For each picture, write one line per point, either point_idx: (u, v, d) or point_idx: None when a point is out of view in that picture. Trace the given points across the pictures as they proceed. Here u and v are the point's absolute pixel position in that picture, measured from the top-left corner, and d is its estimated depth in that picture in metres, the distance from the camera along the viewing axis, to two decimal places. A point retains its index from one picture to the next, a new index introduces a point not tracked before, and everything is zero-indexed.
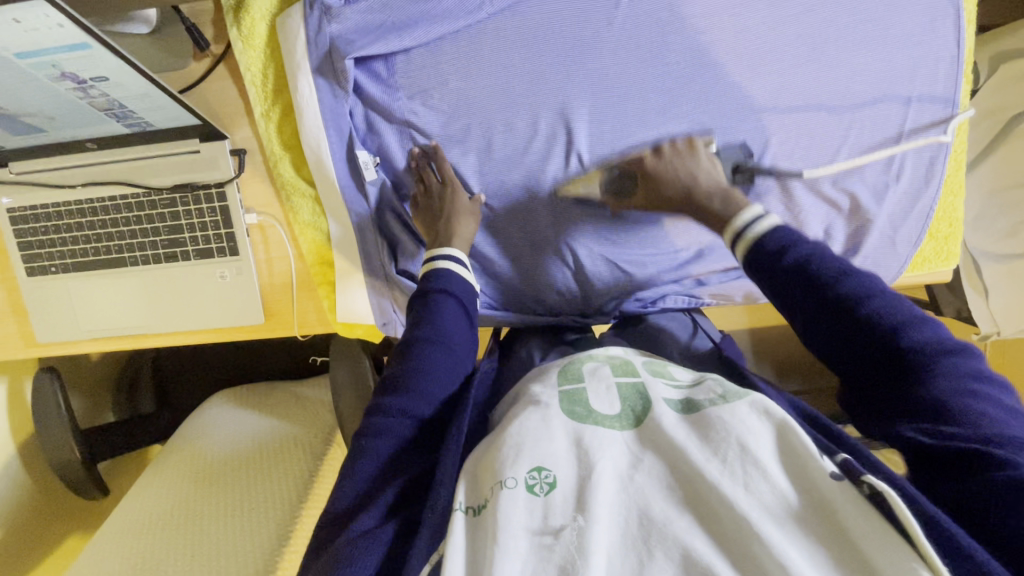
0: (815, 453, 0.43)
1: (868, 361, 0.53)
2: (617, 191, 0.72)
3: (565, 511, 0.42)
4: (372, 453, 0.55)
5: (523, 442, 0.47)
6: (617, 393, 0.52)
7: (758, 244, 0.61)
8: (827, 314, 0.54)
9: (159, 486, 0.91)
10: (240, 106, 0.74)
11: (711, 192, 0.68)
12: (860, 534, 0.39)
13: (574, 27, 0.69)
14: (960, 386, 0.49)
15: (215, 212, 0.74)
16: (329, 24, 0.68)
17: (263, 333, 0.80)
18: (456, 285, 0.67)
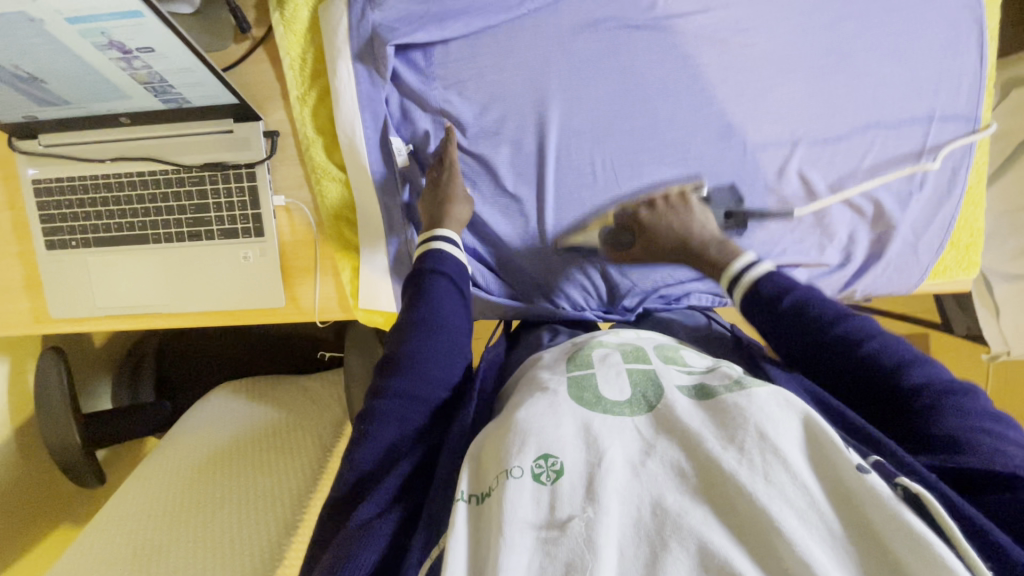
0: (841, 447, 0.40)
1: (872, 398, 0.54)
2: (615, 242, 0.72)
3: (573, 501, 0.40)
4: (383, 436, 0.54)
5: (528, 431, 0.45)
6: (628, 379, 0.50)
7: (756, 288, 0.63)
8: (824, 356, 0.57)
9: (164, 471, 0.90)
10: (275, 89, 0.74)
11: (703, 242, 0.69)
12: (888, 528, 0.37)
13: (611, 26, 0.69)
14: (966, 420, 0.49)
15: (243, 191, 0.74)
16: (372, 12, 0.69)
17: (282, 317, 0.79)
18: (450, 265, 0.66)
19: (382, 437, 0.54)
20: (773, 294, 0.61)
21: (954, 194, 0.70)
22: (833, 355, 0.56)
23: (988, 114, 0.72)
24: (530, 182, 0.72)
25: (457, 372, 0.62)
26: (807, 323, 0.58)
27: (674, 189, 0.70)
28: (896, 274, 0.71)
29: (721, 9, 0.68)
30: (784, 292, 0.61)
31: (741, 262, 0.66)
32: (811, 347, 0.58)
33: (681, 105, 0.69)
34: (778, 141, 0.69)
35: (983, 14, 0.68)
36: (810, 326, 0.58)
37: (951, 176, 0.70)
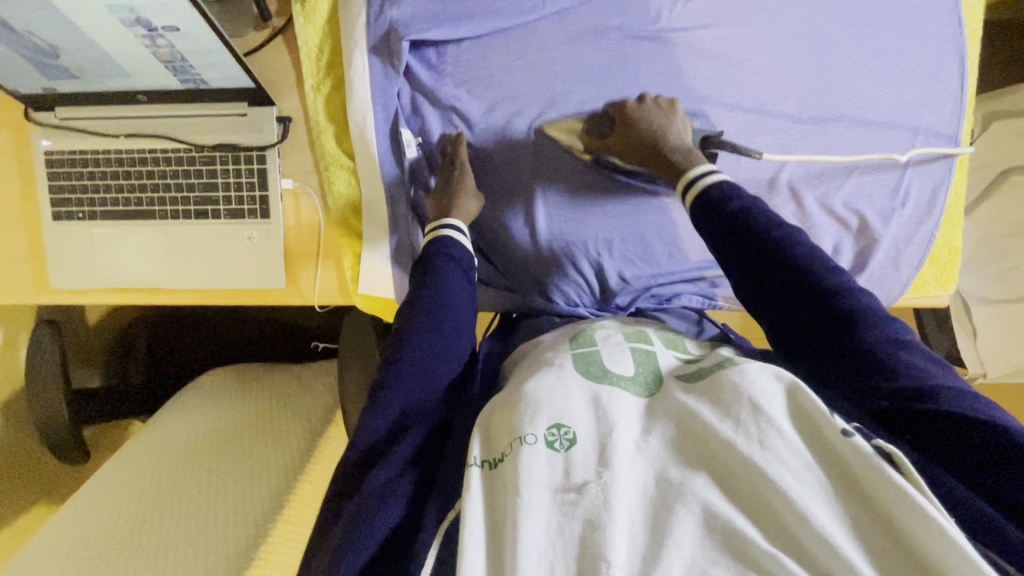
0: (827, 413, 0.43)
1: (801, 308, 0.55)
2: (594, 131, 0.71)
3: (587, 466, 0.44)
4: (383, 409, 0.56)
5: (538, 402, 0.48)
6: (631, 357, 0.55)
7: (704, 193, 0.63)
8: (763, 260, 0.57)
9: (151, 449, 0.90)
10: (291, 77, 0.76)
11: (671, 146, 0.68)
12: (875, 487, 0.40)
13: (617, 36, 0.72)
14: (891, 339, 0.51)
15: (252, 174, 0.76)
16: (390, 9, 0.71)
17: (281, 300, 0.80)
18: (457, 251, 0.68)
19: (394, 411, 0.56)
20: (718, 200, 0.62)
21: (933, 214, 0.73)
22: (776, 272, 0.56)
23: (967, 139, 0.76)
24: (501, 160, 0.75)
25: (464, 353, 0.63)
26: (752, 236, 0.58)
27: (664, 98, 0.71)
28: (878, 286, 0.74)
29: (721, 24, 0.72)
30: (729, 197, 0.62)
31: (699, 168, 0.65)
32: (755, 260, 0.58)
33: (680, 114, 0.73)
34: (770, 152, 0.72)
35: (963, 44, 0.72)
36: (753, 230, 0.58)
37: (931, 197, 0.73)
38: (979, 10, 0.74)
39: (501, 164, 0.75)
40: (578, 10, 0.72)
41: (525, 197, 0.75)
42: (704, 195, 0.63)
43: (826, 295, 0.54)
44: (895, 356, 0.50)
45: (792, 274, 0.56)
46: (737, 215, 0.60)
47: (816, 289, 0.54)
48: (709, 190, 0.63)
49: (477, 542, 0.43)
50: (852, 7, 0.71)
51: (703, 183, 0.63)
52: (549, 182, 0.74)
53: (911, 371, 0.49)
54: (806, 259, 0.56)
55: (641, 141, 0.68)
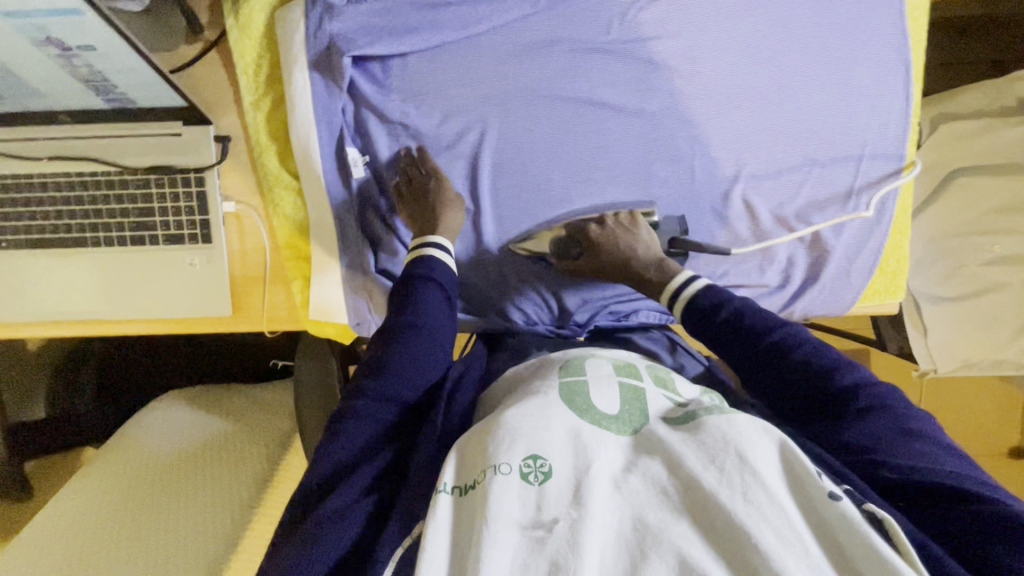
0: (815, 473, 0.45)
1: (805, 403, 0.57)
2: (563, 255, 0.73)
3: (559, 503, 0.44)
4: (348, 436, 0.55)
5: (517, 431, 0.48)
6: (617, 393, 0.55)
7: (693, 303, 0.66)
8: (762, 362, 0.60)
9: (104, 481, 0.87)
10: (229, 93, 0.72)
11: (644, 266, 0.71)
12: (854, 549, 0.41)
13: (568, 49, 0.71)
14: (898, 425, 0.53)
15: (191, 197, 0.72)
16: (330, 22, 0.67)
17: (228, 327, 0.77)
18: (440, 273, 0.67)
19: (358, 445, 0.55)
20: (711, 307, 0.65)
21: (882, 221, 0.74)
22: (777, 367, 0.59)
23: (913, 153, 0.75)
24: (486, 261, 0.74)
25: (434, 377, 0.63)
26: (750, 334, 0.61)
27: (623, 211, 0.73)
28: (831, 296, 0.75)
29: (673, 36, 0.70)
30: (720, 304, 0.65)
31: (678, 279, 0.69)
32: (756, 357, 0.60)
33: (633, 129, 0.72)
34: (723, 165, 0.72)
35: (908, 55, 0.72)
36: (747, 335, 0.61)
37: (880, 207, 0.74)
38: (923, 21, 0.73)
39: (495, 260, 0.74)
40: (527, 22, 0.70)
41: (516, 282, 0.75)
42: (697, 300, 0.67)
43: (828, 384, 0.56)
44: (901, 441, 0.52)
45: (793, 368, 0.58)
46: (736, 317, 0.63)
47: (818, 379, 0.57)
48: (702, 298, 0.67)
49: (436, 566, 0.43)
50: (804, 16, 0.70)
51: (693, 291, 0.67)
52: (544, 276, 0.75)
53: (921, 456, 0.51)
54: (806, 352, 0.59)
55: (614, 264, 0.71)
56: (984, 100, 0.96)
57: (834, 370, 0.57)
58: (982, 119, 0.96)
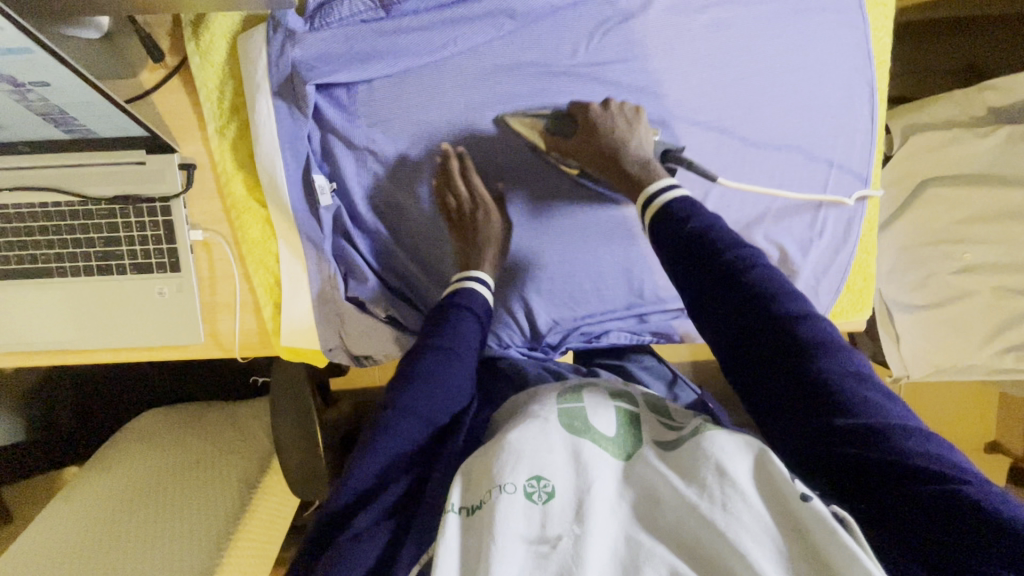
0: (790, 480, 0.46)
1: (757, 330, 0.57)
2: (558, 131, 0.69)
3: (562, 521, 0.47)
4: (377, 451, 0.59)
5: (521, 452, 0.51)
6: (615, 417, 0.56)
7: (663, 211, 0.65)
8: (719, 283, 0.59)
9: (83, 507, 0.88)
10: (192, 119, 0.71)
11: (634, 161, 0.68)
12: (830, 555, 0.42)
13: (535, 72, 0.70)
14: (847, 372, 0.53)
15: (157, 226, 0.72)
16: (292, 49, 0.66)
17: (199, 354, 0.77)
18: (477, 303, 0.70)
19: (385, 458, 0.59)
20: (678, 219, 0.64)
21: (848, 241, 0.75)
22: (738, 297, 0.58)
23: (879, 172, 0.77)
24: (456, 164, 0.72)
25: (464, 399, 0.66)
26: (717, 260, 0.60)
27: (631, 104, 0.70)
28: None
29: (639, 58, 0.70)
30: (688, 217, 0.63)
31: (659, 184, 0.66)
32: (714, 291, 0.60)
33: None
34: (691, 188, 0.73)
35: (873, 75, 0.73)
36: (709, 253, 0.60)
37: (846, 227, 0.75)
38: (887, 41, 0.75)
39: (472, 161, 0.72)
40: (493, 45, 0.69)
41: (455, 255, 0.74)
42: (669, 212, 0.65)
43: (784, 324, 0.56)
44: (852, 389, 0.52)
45: (753, 305, 0.57)
46: (709, 239, 0.61)
47: (776, 318, 0.56)
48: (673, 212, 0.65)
49: None
50: (770, 37, 0.70)
51: (668, 199, 0.65)
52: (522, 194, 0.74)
53: (868, 407, 0.51)
54: (768, 287, 0.58)
55: (605, 151, 0.68)
56: (953, 109, 0.99)
57: (793, 311, 0.56)
58: (952, 129, 0.97)
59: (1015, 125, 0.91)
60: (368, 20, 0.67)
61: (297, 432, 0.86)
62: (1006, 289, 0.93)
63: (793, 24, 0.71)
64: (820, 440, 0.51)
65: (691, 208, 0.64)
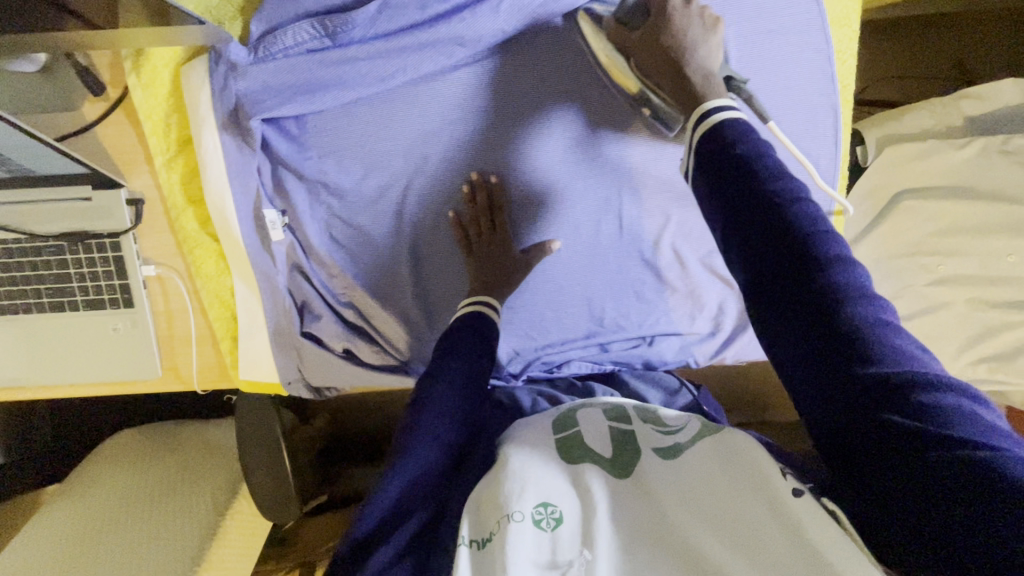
0: (779, 473, 0.51)
1: (797, 264, 0.49)
2: (623, 21, 0.62)
3: (572, 546, 0.52)
4: (400, 473, 0.58)
5: (526, 480, 0.56)
6: (610, 438, 0.61)
7: (716, 131, 0.57)
8: (760, 210, 0.51)
9: (55, 530, 0.88)
10: (139, 153, 0.70)
11: (697, 67, 0.61)
12: (820, 538, 0.45)
13: (489, 96, 0.68)
14: (882, 322, 0.46)
15: (108, 262, 0.70)
16: (235, 81, 0.64)
17: (159, 387, 0.76)
18: (487, 327, 0.68)
19: (400, 487, 0.58)
20: (728, 139, 0.56)
21: None
22: (770, 225, 0.50)
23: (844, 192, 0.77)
24: (527, 67, 0.67)
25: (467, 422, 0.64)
26: (749, 183, 0.53)
27: (711, 13, 0.63)
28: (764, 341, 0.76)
29: (597, 84, 0.68)
30: (739, 140, 0.55)
31: (717, 100, 0.58)
32: (739, 220, 0.52)
33: (558, 178, 0.70)
34: (651, 214, 0.71)
35: (836, 99, 0.70)
36: (754, 176, 0.52)
37: None
38: (853, 65, 0.72)
39: (537, 69, 0.67)
40: (446, 74, 0.68)
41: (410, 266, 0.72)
42: (717, 135, 0.57)
43: (814, 262, 0.48)
44: (886, 341, 0.45)
45: (786, 235, 0.50)
46: (743, 162, 0.54)
47: (808, 254, 0.48)
48: (723, 131, 0.57)
49: None
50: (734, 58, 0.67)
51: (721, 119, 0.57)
52: (577, 109, 0.68)
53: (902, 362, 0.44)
54: (804, 221, 0.50)
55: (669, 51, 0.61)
56: (929, 119, 0.97)
57: (827, 249, 0.48)
58: (928, 140, 0.95)
59: (990, 137, 0.91)
60: (314, 49, 0.64)
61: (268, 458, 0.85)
62: (984, 301, 0.93)
63: (761, 44, 0.67)
64: (844, 398, 0.45)
65: (744, 131, 0.56)
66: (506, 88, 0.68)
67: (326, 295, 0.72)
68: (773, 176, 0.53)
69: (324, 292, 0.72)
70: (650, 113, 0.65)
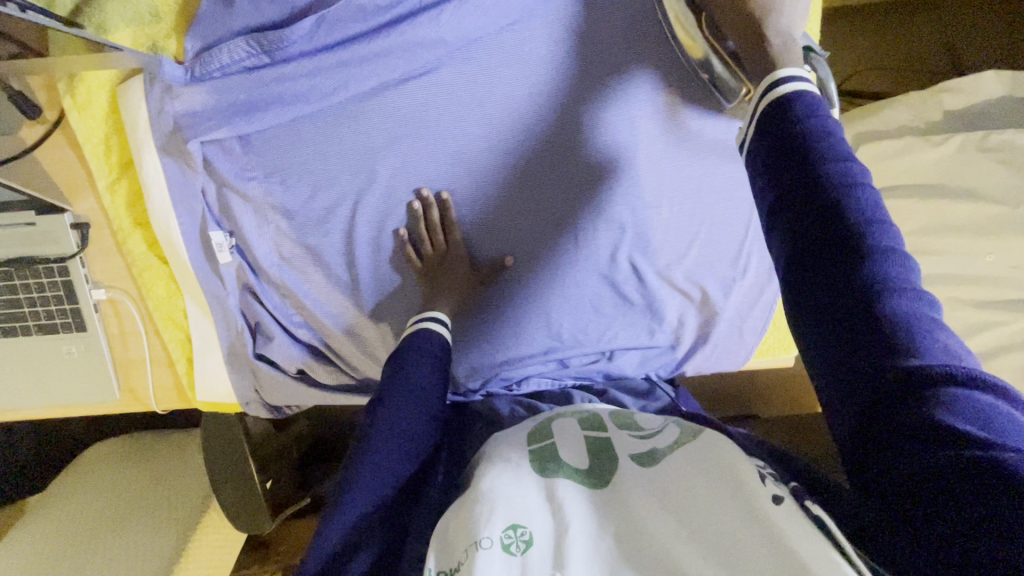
0: (753, 477, 0.48)
1: (850, 249, 0.44)
2: None
3: (542, 568, 0.46)
4: (359, 491, 0.55)
5: (495, 501, 0.51)
6: (586, 448, 0.57)
7: (785, 103, 0.51)
8: (813, 192, 0.47)
9: (16, 547, 0.84)
10: (82, 176, 0.68)
11: (780, 26, 0.56)
12: (798, 543, 0.42)
13: (437, 107, 0.65)
14: (918, 312, 0.43)
15: (57, 287, 0.69)
16: (171, 102, 0.63)
17: (118, 409, 0.76)
18: (433, 344, 0.65)
19: (356, 512, 0.54)
20: (792, 115, 0.50)
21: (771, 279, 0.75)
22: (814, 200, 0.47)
23: None
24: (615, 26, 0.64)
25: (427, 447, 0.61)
26: (791, 156, 0.49)
27: None
28: (722, 353, 0.77)
29: (548, 94, 0.66)
30: (807, 115, 0.50)
31: (791, 71, 0.52)
32: (785, 199, 0.49)
33: (512, 192, 0.69)
34: (607, 224, 0.69)
35: None
36: (815, 155, 0.48)
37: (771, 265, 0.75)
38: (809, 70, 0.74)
39: (629, 29, 0.64)
40: (390, 88, 0.65)
41: (365, 285, 0.71)
42: (783, 111, 0.51)
43: (851, 245, 0.44)
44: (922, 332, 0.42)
45: (831, 213, 0.45)
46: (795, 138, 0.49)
47: (847, 237, 0.44)
48: (790, 105, 0.51)
49: None
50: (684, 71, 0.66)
51: (790, 92, 0.52)
52: (658, 71, 0.66)
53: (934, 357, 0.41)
54: (866, 209, 0.45)
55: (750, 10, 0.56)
56: (906, 115, 0.94)
57: (874, 234, 0.44)
58: (903, 137, 0.93)
59: (968, 133, 0.89)
60: (252, 67, 0.62)
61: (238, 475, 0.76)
62: (961, 300, 0.90)
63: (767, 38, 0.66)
64: (875, 390, 0.41)
65: (813, 107, 0.51)
66: (596, 48, 0.65)
67: (279, 318, 0.72)
68: (835, 158, 0.48)
69: (276, 317, 0.72)
70: (710, 79, 0.64)
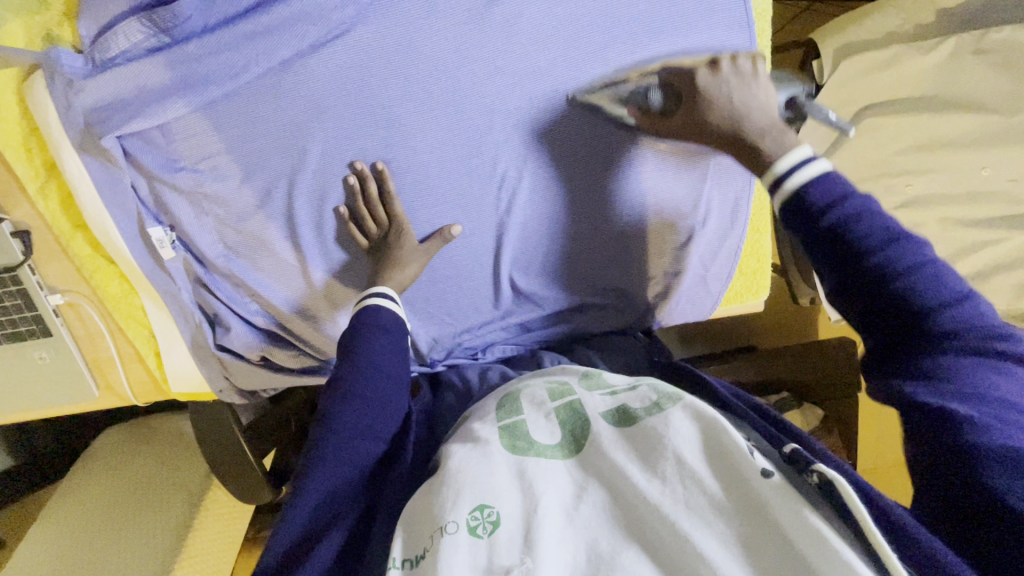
0: (742, 450, 0.44)
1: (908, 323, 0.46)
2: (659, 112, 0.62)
3: (511, 550, 0.44)
4: (318, 480, 0.54)
5: (463, 481, 0.48)
6: (557, 420, 0.52)
7: (800, 199, 0.50)
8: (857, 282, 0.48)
9: (45, 534, 0.91)
10: (11, 182, 0.66)
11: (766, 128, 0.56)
12: (798, 535, 0.41)
13: (358, 74, 0.60)
14: (986, 367, 0.45)
15: (13, 296, 0.69)
16: (75, 97, 0.59)
17: (100, 406, 0.78)
18: (385, 319, 0.64)
19: (315, 496, 0.53)
20: (818, 205, 0.50)
21: (738, 224, 0.75)
22: (858, 286, 0.48)
23: None
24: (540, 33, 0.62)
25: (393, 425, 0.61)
26: (841, 255, 0.48)
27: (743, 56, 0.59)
28: (691, 303, 0.79)
29: (479, 50, 0.61)
30: (832, 204, 0.49)
31: (791, 160, 0.52)
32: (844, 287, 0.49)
33: (451, 156, 0.65)
34: (558, 184, 0.68)
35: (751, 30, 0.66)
36: (854, 251, 0.48)
37: (735, 206, 0.75)
38: None
39: (588, 125, 0.66)
40: (304, 56, 0.59)
41: (320, 268, 0.70)
42: (801, 202, 0.50)
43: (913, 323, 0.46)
44: (980, 388, 0.44)
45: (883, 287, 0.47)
46: (834, 234, 0.48)
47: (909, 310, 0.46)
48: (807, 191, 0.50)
49: None
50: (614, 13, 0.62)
51: (803, 184, 0.51)
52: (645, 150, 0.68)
53: (998, 410, 0.43)
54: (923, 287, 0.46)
55: (724, 131, 0.57)
56: (896, 19, 0.85)
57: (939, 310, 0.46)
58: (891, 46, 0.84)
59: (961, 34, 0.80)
60: (152, 49, 0.59)
61: (234, 465, 0.79)
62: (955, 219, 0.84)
63: None
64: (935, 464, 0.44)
65: (834, 190, 0.50)
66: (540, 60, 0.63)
67: (236, 306, 0.71)
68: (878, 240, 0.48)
69: (234, 308, 0.71)
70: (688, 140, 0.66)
